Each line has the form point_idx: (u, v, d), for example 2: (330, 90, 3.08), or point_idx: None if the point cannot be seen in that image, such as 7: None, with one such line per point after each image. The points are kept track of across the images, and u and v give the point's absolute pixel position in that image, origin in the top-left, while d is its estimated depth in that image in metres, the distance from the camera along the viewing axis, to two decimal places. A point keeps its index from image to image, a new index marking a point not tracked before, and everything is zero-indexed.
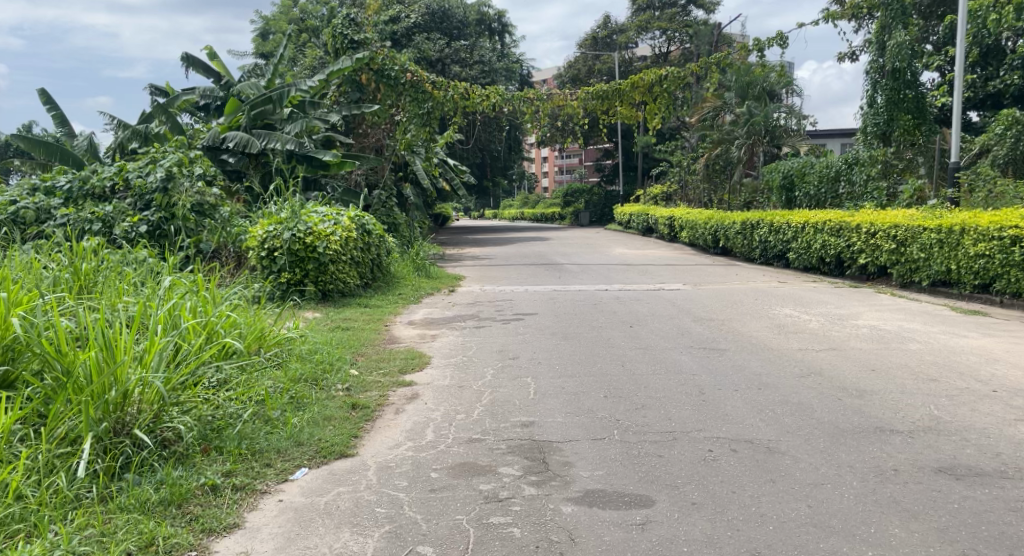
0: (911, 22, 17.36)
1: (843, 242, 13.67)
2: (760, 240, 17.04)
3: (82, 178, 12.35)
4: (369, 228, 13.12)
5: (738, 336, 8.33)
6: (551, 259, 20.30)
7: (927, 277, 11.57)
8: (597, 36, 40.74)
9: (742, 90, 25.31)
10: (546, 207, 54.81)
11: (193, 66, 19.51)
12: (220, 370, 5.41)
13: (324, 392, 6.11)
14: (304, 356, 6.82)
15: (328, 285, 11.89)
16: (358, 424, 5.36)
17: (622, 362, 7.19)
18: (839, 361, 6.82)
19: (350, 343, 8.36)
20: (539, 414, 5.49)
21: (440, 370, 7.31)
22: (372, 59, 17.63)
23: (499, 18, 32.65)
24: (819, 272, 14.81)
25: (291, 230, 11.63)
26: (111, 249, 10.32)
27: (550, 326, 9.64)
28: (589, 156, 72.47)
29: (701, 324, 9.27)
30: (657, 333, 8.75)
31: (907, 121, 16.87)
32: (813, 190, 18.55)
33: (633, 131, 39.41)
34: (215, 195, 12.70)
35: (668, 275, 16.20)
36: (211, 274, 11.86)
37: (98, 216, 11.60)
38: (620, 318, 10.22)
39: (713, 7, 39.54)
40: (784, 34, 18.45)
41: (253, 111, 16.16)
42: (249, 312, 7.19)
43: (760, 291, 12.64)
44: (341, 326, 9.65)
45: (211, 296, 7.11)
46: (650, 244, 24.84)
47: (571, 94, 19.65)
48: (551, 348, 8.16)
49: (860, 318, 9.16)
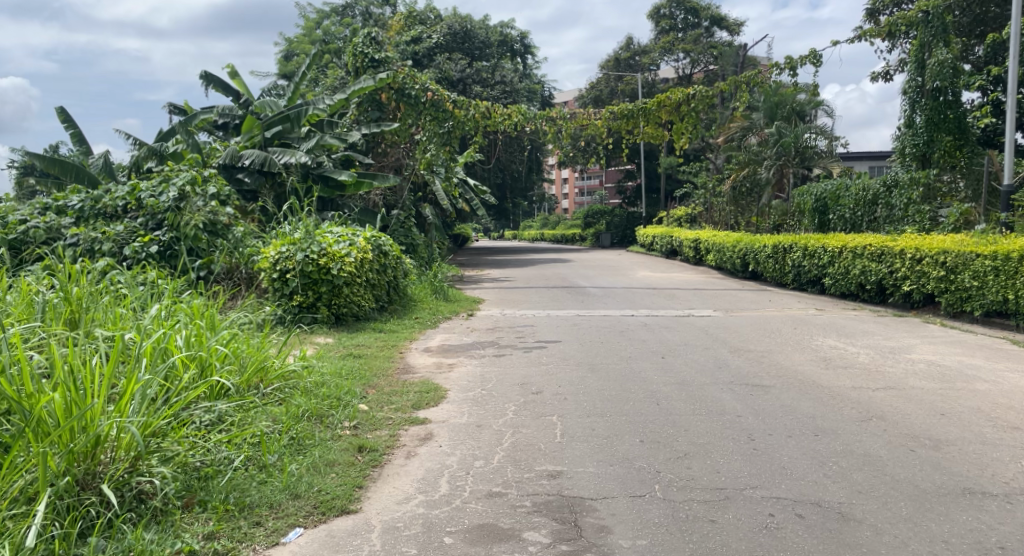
0: (952, 39, 16.66)
1: (885, 268, 13.03)
2: (793, 264, 16.33)
3: (95, 197, 11.90)
4: (386, 249, 12.57)
5: (781, 372, 7.71)
6: (573, 282, 19.69)
7: (980, 307, 10.94)
8: (619, 58, 40.30)
9: (771, 110, 24.70)
10: (565, 229, 54.23)
11: (211, 84, 19.13)
12: (212, 410, 4.82)
13: (329, 431, 5.51)
14: (311, 390, 6.23)
15: (342, 309, 11.32)
16: (363, 472, 4.75)
17: (656, 400, 6.58)
18: (900, 407, 6.20)
19: (361, 374, 7.75)
20: (567, 461, 4.88)
21: (458, 406, 6.71)
22: (393, 77, 17.15)
23: (522, 38, 32.25)
24: (858, 299, 14.12)
25: (304, 251, 11.13)
26: (119, 271, 9.85)
27: (576, 356, 9.01)
28: (610, 178, 71.98)
29: (739, 357, 8.64)
30: (693, 366, 8.13)
31: (948, 142, 16.23)
32: (848, 214, 17.88)
33: (657, 152, 38.87)
34: (229, 215, 12.20)
35: (697, 300, 15.58)
36: (222, 298, 11.34)
37: (108, 236, 11.15)
38: (651, 347, 9.61)
39: (737, 29, 39.04)
40: (817, 52, 17.81)
41: (269, 129, 15.85)
42: (253, 342, 6.59)
43: (798, 319, 11.99)
44: (353, 354, 9.08)
45: (215, 324, 6.57)
46: (674, 268, 24.16)
47: (595, 114, 19.17)
48: (578, 381, 7.54)
49: (913, 355, 8.53)
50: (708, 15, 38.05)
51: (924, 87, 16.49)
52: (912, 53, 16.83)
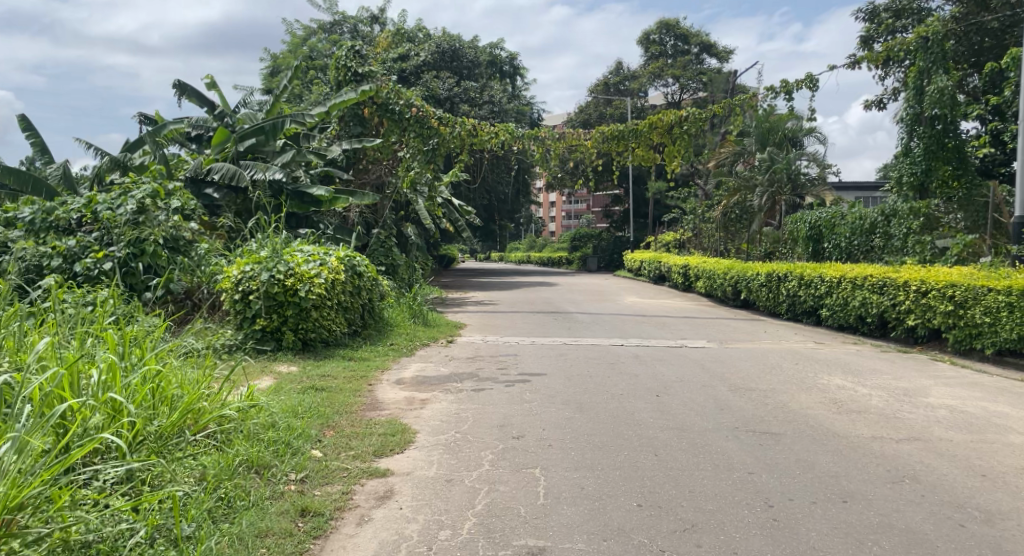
0: (951, 66, 15.93)
1: (887, 300, 12.29)
2: (788, 293, 15.60)
3: (47, 208, 10.92)
4: (361, 270, 11.72)
5: (789, 416, 6.94)
6: (560, 307, 18.86)
7: (991, 345, 10.21)
8: (608, 82, 39.76)
9: (762, 137, 23.84)
10: (552, 252, 53.54)
11: (185, 94, 18.29)
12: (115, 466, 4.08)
13: (269, 488, 4.74)
14: (255, 435, 5.44)
15: (309, 334, 10.43)
16: (299, 547, 4.02)
17: (652, 449, 5.82)
18: (932, 466, 5.43)
19: (319, 414, 6.94)
20: (551, 534, 4.18)
21: (427, 452, 5.91)
22: (377, 91, 16.45)
23: (511, 59, 31.60)
24: (857, 332, 13.38)
25: (269, 270, 10.30)
26: (65, 290, 8.97)
27: (563, 393, 8.18)
28: (598, 203, 71.55)
29: (741, 397, 7.85)
30: (692, 406, 7.39)
31: (947, 172, 15.65)
32: (844, 243, 17.09)
33: (646, 177, 38.26)
34: (192, 230, 11.38)
35: (688, 328, 14.84)
36: (178, 322, 10.47)
37: (59, 251, 10.23)
38: (642, 381, 8.87)
39: (728, 56, 38.59)
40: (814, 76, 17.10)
41: (241, 141, 14.86)
42: (190, 378, 5.77)
43: (797, 352, 11.29)
44: (315, 388, 8.25)
45: (147, 358, 5.76)
46: (663, 294, 23.42)
47: (586, 135, 18.43)
48: (564, 423, 6.74)
49: (930, 399, 7.76)
50: (699, 41, 37.65)
51: (922, 114, 15.82)
52: (910, 79, 16.18)
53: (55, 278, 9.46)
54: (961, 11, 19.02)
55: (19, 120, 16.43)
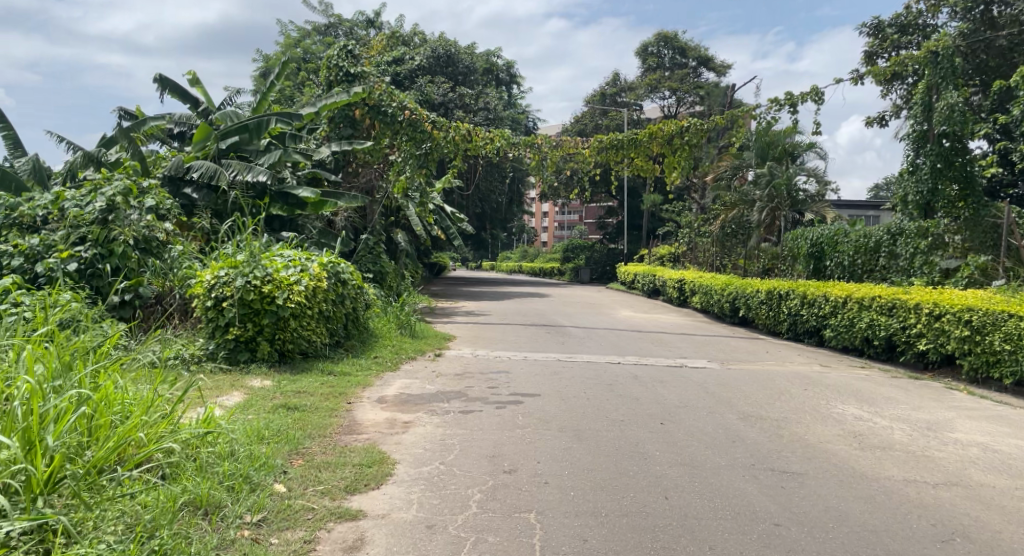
0: (961, 82, 14.80)
1: (896, 322, 11.61)
2: (789, 312, 14.93)
3: (10, 205, 10.21)
4: (344, 277, 11.01)
5: (809, 451, 6.25)
6: (552, 319, 18.14)
7: (1011, 375, 9.56)
8: (605, 93, 39.24)
9: (762, 151, 22.39)
10: (544, 262, 52.88)
11: (167, 89, 17.60)
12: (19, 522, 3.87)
13: (217, 534, 4.43)
14: (207, 463, 5.09)
15: (287, 344, 9.72)
16: None
17: (661, 488, 5.20)
18: (982, 520, 4.75)
19: (289, 438, 6.27)
20: None
21: (408, 489, 5.29)
22: (369, 92, 15.77)
23: (507, 67, 30.98)
24: (862, 356, 12.70)
25: (245, 275, 9.58)
26: (19, 293, 8.24)
27: (558, 417, 7.48)
28: (591, 214, 71.21)
29: (752, 426, 7.17)
30: (701, 436, 6.75)
31: (952, 192, 14.28)
32: (847, 261, 16.17)
33: (641, 189, 37.68)
34: (167, 231, 10.68)
35: (687, 346, 14.17)
36: (146, 329, 9.77)
37: (20, 250, 9.52)
38: (644, 406, 8.18)
39: (726, 70, 38.03)
40: (818, 88, 14.54)
41: (224, 140, 14.27)
42: (137, 400, 5.19)
43: (805, 375, 10.60)
44: (288, 406, 7.56)
45: (92, 372, 5.38)
46: (658, 309, 22.79)
47: (583, 144, 17.79)
48: (562, 455, 6.07)
49: (957, 434, 7.04)
50: (696, 54, 37.06)
51: (930, 132, 14.61)
52: (917, 96, 14.94)
53: (13, 279, 8.75)
54: (970, 28, 18.33)
55: None
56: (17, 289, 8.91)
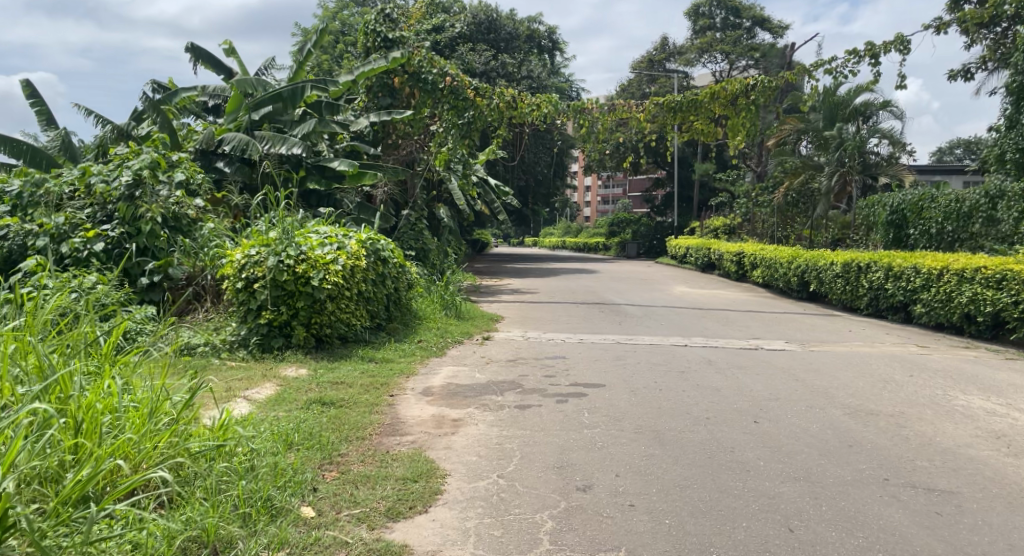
0: None
1: (1007, 296, 10.36)
2: (871, 285, 13.62)
3: (36, 181, 9.36)
4: (385, 255, 10.03)
5: (951, 460, 5.23)
6: (605, 297, 17.03)
7: None
8: (653, 58, 37.72)
9: (830, 113, 20.99)
10: (589, 237, 51.56)
11: (200, 60, 16.75)
12: None
13: None
14: (219, 480, 4.14)
15: (323, 329, 8.77)
16: None
17: (781, 515, 4.29)
18: None
19: (324, 446, 5.28)
20: None
21: (463, 515, 4.32)
22: (409, 58, 14.62)
23: (550, 33, 29.56)
24: (960, 333, 11.44)
25: (277, 254, 8.61)
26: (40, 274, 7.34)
27: (631, 414, 6.43)
28: (636, 187, 69.72)
29: (866, 425, 6.07)
30: (807, 439, 5.66)
31: None
32: (934, 228, 14.78)
33: (692, 158, 36.14)
34: (198, 207, 9.75)
35: (757, 325, 13.00)
36: (175, 315, 8.89)
37: (44, 229, 8.62)
38: (729, 399, 7.06)
39: (782, 32, 36.17)
40: (903, 36, 13.09)
41: (258, 109, 13.32)
42: (147, 410, 4.19)
43: (904, 358, 9.41)
44: (324, 402, 6.58)
45: (89, 370, 4.43)
46: (715, 283, 21.52)
47: (638, 107, 16.46)
48: (643, 465, 5.05)
49: None
50: (751, 14, 35.25)
51: None
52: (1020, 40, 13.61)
53: (33, 261, 7.89)
54: None
55: (21, 87, 15.00)
56: (39, 271, 8.04)
